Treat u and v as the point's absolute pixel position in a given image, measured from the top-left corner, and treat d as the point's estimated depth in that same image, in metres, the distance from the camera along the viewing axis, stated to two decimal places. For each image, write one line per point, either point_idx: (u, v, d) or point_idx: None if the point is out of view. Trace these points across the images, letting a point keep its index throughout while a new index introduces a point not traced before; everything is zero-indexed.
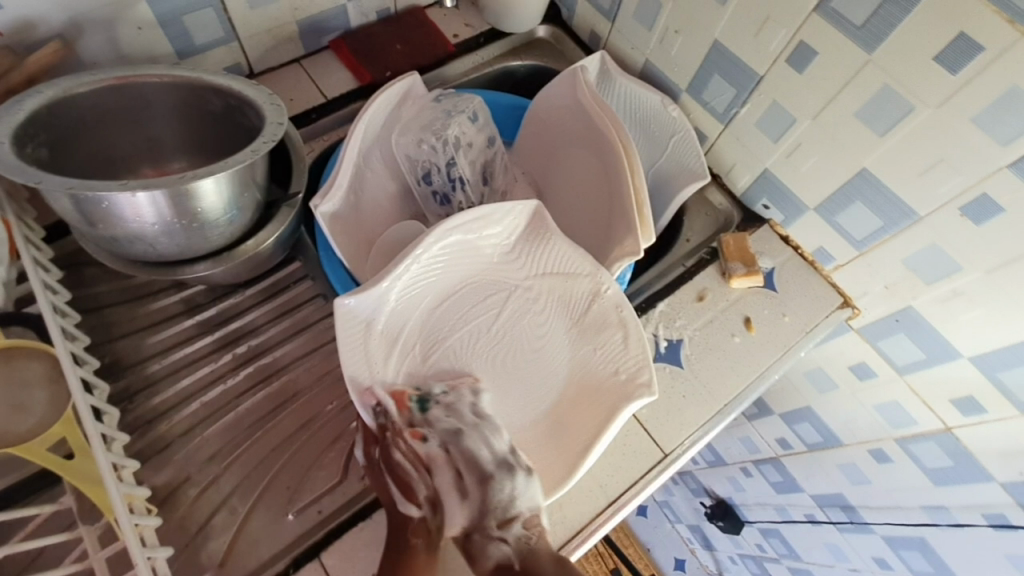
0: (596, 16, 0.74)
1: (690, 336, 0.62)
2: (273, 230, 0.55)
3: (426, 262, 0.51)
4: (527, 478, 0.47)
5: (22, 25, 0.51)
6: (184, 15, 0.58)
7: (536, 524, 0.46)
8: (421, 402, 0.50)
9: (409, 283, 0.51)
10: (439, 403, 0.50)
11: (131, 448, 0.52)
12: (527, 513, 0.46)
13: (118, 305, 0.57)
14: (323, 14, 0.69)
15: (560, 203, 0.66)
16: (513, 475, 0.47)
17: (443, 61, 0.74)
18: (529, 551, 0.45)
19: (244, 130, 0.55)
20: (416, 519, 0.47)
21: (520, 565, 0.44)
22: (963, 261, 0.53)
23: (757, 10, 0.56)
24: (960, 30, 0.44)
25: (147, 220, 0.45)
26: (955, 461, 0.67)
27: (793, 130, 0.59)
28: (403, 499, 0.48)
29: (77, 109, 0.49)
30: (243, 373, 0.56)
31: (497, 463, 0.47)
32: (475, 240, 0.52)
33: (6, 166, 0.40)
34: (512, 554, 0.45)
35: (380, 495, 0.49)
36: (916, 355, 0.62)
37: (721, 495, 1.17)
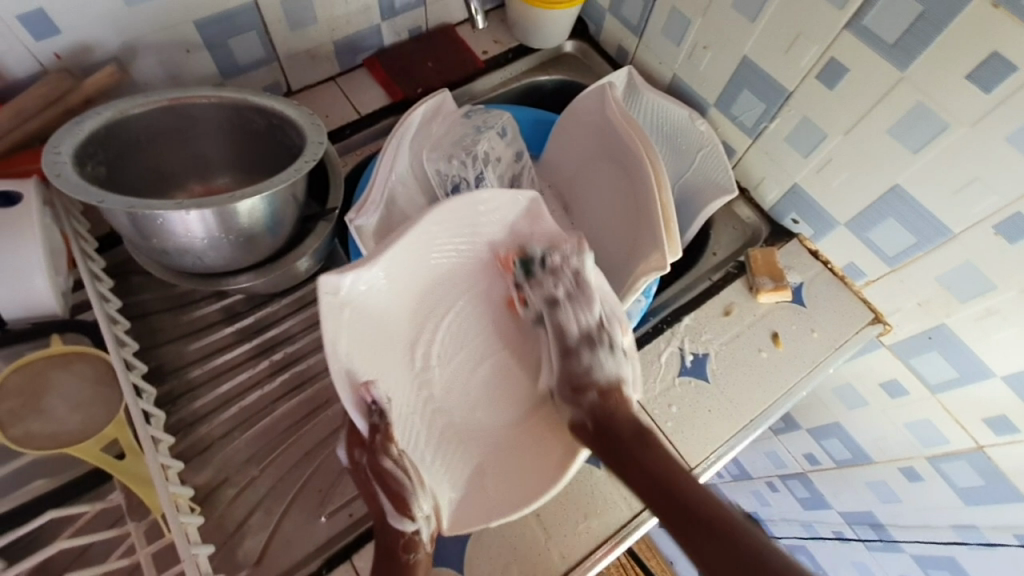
0: (624, 32, 0.75)
1: (716, 350, 0.62)
2: (311, 244, 0.58)
3: (416, 247, 0.49)
4: (609, 354, 0.51)
5: (82, 49, 0.54)
6: (229, 38, 0.61)
7: (612, 394, 0.50)
8: (525, 264, 0.54)
9: (398, 272, 0.50)
10: (541, 267, 0.53)
11: (175, 449, 0.54)
12: (603, 384, 0.50)
13: (162, 312, 0.60)
14: (358, 34, 0.71)
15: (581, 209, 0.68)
16: (594, 350, 0.51)
17: (472, 77, 0.76)
18: (603, 414, 0.49)
19: (285, 148, 0.57)
20: (410, 534, 0.46)
21: (592, 425, 0.49)
22: (997, 279, 0.52)
23: (787, 27, 0.56)
24: (994, 50, 0.44)
25: (196, 235, 0.48)
26: (987, 481, 0.65)
27: (824, 145, 0.59)
28: (395, 512, 0.46)
29: (131, 128, 0.52)
30: (279, 379, 0.59)
31: (581, 338, 0.52)
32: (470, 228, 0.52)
33: (71, 185, 0.43)
34: (585, 416, 0.50)
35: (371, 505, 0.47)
36: (948, 373, 0.61)
37: (746, 509, 1.15)
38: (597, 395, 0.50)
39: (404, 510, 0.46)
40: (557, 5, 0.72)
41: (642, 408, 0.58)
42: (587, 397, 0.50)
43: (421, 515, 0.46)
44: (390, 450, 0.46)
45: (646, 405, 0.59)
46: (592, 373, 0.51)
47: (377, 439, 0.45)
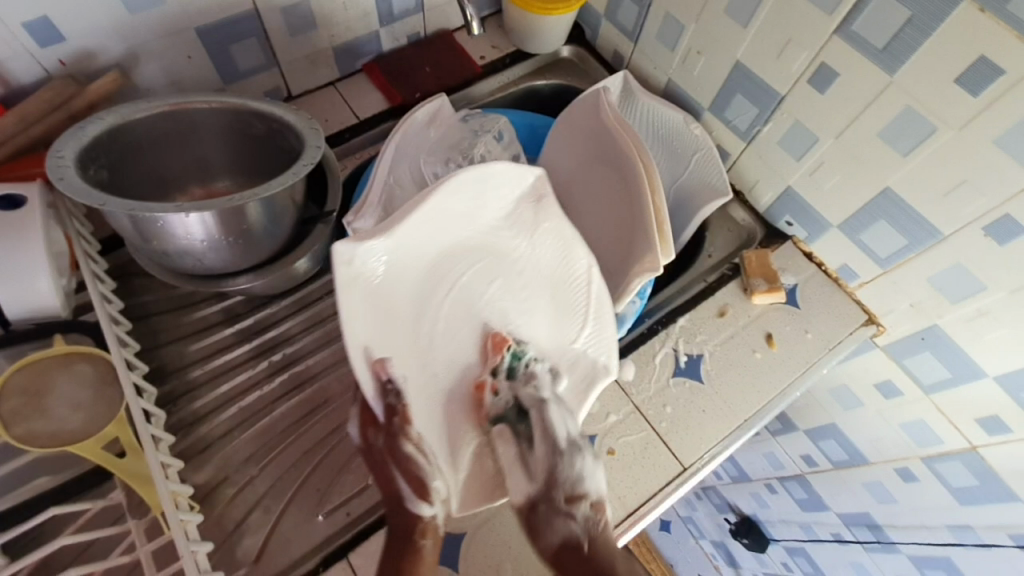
0: (619, 37, 0.76)
1: (711, 351, 0.62)
2: (309, 247, 0.59)
3: (426, 218, 0.48)
4: (593, 462, 0.50)
5: (85, 55, 0.55)
6: (231, 44, 0.63)
7: (602, 508, 0.48)
8: (515, 354, 0.53)
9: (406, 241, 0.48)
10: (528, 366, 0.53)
11: (175, 449, 0.55)
12: (594, 496, 0.49)
13: (164, 313, 0.61)
14: (357, 40, 0.72)
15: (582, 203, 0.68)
16: (582, 454, 0.50)
17: (470, 82, 0.77)
18: (597, 533, 0.47)
19: (285, 152, 0.58)
20: (427, 518, 0.46)
21: (588, 545, 0.46)
22: (988, 281, 0.52)
23: (778, 32, 0.57)
24: (980, 54, 0.45)
25: (196, 237, 0.49)
26: (981, 481, 0.65)
27: (816, 148, 0.59)
28: (414, 498, 0.46)
29: (133, 133, 0.53)
30: (278, 380, 0.60)
31: (569, 442, 0.50)
32: (479, 202, 0.51)
33: (74, 188, 0.44)
34: (580, 533, 0.47)
35: (387, 493, 0.47)
36: (941, 374, 0.61)
37: (745, 511, 1.15)
38: (589, 508, 0.48)
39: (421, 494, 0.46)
40: (553, 11, 0.73)
41: (637, 408, 0.59)
42: (581, 509, 0.48)
43: (438, 501, 0.47)
44: (409, 433, 0.46)
45: (641, 406, 0.59)
46: (584, 483, 0.49)
47: (396, 423, 0.46)
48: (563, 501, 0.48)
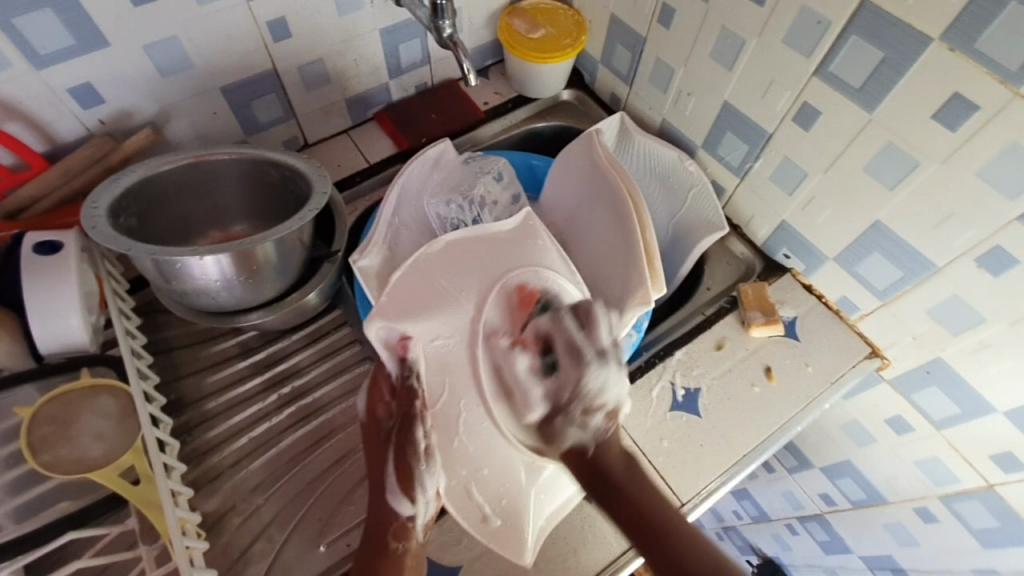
0: (616, 81, 0.80)
1: (708, 385, 0.62)
2: (317, 284, 0.62)
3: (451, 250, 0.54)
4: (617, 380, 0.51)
5: (123, 115, 0.62)
6: (253, 101, 0.69)
7: (616, 418, 0.51)
8: (541, 307, 0.52)
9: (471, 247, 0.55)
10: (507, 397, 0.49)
11: (188, 477, 0.58)
12: (611, 406, 0.51)
13: (185, 347, 0.65)
14: (369, 92, 0.78)
15: (581, 245, 0.69)
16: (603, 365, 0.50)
17: (474, 126, 0.82)
18: (603, 443, 0.51)
19: (297, 197, 0.63)
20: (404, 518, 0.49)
21: (593, 450, 0.50)
22: (985, 312, 0.51)
23: (761, 76, 0.59)
24: (955, 91, 0.45)
25: (212, 277, 0.53)
26: (1002, 523, 0.63)
27: (807, 183, 0.60)
28: (398, 492, 0.50)
29: (161, 183, 0.59)
30: (287, 412, 0.62)
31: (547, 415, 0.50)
32: (455, 263, 0.53)
33: (105, 237, 0.49)
34: (587, 441, 0.50)
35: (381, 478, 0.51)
36: (950, 409, 0.60)
37: (769, 553, 1.13)
38: (604, 418, 0.51)
39: (405, 490, 0.50)
40: (550, 59, 0.76)
41: (633, 441, 0.59)
42: (597, 419, 0.51)
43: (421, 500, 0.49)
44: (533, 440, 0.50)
45: (638, 440, 0.59)
46: (603, 396, 0.50)
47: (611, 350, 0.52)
48: (579, 411, 0.50)
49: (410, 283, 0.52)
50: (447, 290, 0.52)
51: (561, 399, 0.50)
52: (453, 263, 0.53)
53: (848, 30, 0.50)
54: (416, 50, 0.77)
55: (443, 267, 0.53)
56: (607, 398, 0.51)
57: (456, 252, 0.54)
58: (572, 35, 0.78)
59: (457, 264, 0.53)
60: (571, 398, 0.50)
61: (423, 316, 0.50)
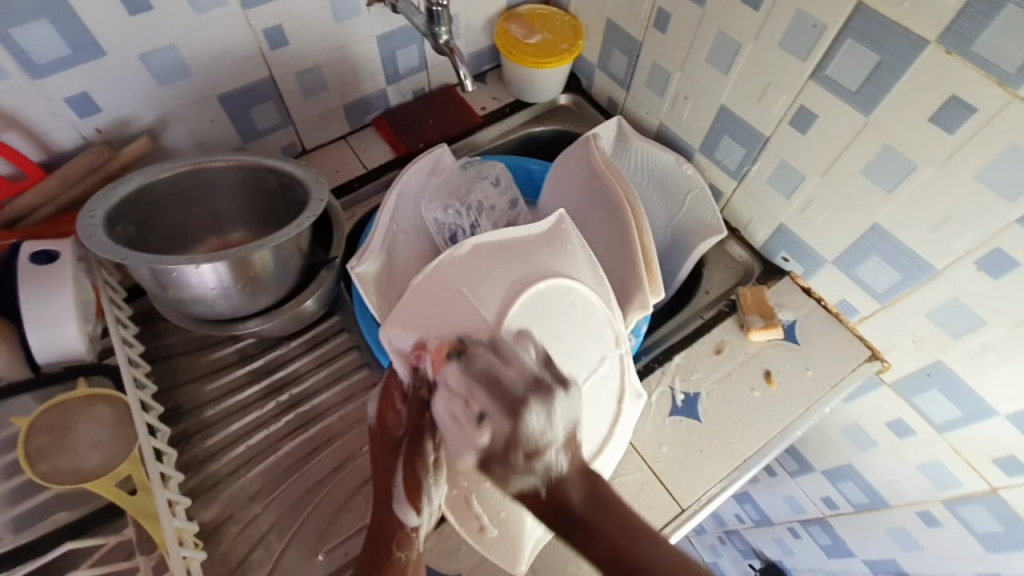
0: (613, 85, 0.80)
1: (707, 389, 0.62)
2: (314, 291, 0.62)
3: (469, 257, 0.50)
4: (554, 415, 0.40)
5: (120, 123, 0.62)
6: (250, 108, 0.69)
7: (575, 444, 0.41)
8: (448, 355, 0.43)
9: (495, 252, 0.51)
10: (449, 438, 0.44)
11: (186, 485, 0.58)
12: (562, 441, 0.40)
13: (183, 355, 0.65)
14: (366, 97, 0.78)
15: None
16: (541, 404, 0.40)
17: (471, 131, 0.82)
18: (561, 483, 0.40)
19: (295, 204, 0.63)
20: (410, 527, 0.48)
21: (548, 496, 0.39)
22: (985, 314, 0.51)
23: (758, 79, 0.59)
24: (952, 93, 0.45)
25: (209, 285, 0.53)
26: (1007, 527, 0.63)
27: (804, 186, 0.60)
28: (404, 500, 0.48)
29: (158, 191, 0.59)
30: (285, 419, 0.62)
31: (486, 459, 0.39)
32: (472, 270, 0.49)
33: (101, 246, 0.49)
34: (540, 487, 0.39)
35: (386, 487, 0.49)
36: (952, 412, 0.59)
37: (771, 557, 1.12)
38: (558, 454, 0.40)
39: (412, 500, 0.47)
40: (547, 64, 0.76)
41: (633, 447, 0.59)
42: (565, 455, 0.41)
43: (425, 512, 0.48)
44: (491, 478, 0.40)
45: (637, 445, 0.59)
46: (546, 440, 0.39)
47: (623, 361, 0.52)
48: (520, 460, 0.39)
49: (425, 291, 0.49)
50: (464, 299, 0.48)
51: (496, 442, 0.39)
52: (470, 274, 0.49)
53: (843, 33, 0.50)
54: (413, 56, 0.77)
55: (464, 274, 0.49)
56: (558, 435, 0.40)
57: (479, 258, 0.50)
58: (568, 40, 0.78)
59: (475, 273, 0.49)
60: (509, 445, 0.39)
61: (441, 324, 0.47)
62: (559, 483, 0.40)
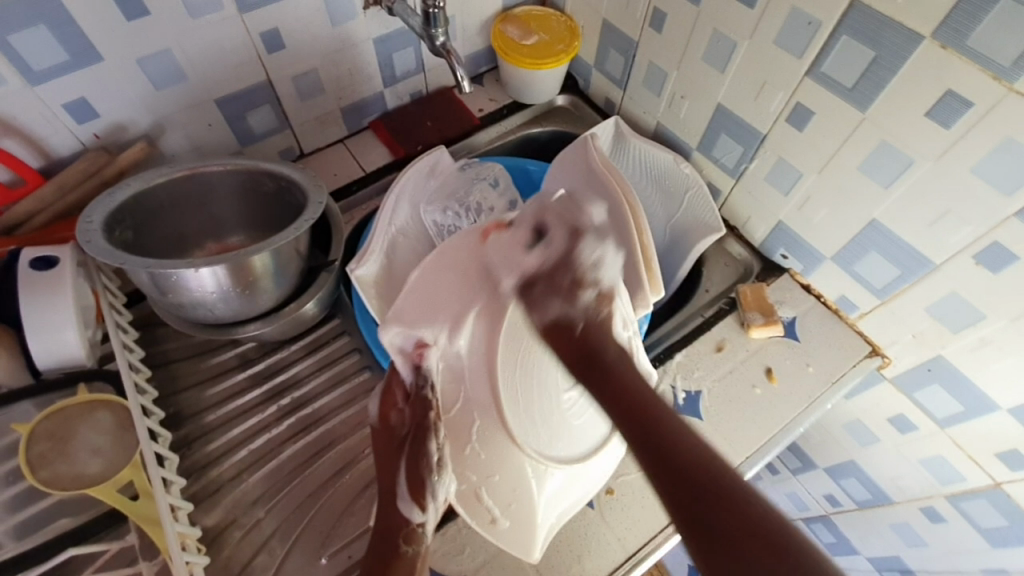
0: (609, 85, 0.80)
1: (709, 387, 0.62)
2: (314, 295, 0.62)
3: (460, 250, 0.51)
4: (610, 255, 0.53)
5: (118, 129, 0.62)
6: (248, 112, 0.69)
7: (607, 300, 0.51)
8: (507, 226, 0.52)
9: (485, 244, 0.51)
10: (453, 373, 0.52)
11: (187, 491, 0.57)
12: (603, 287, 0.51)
13: (183, 360, 0.65)
14: (364, 100, 0.78)
15: None
16: (601, 244, 0.52)
17: (469, 133, 0.82)
18: (595, 318, 0.50)
19: (294, 207, 0.63)
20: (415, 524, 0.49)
21: (581, 328, 0.49)
22: (985, 308, 0.51)
23: (754, 77, 0.59)
24: (948, 88, 0.45)
25: (208, 289, 0.53)
26: (1011, 521, 0.63)
27: (802, 183, 0.60)
28: (408, 498, 0.50)
29: (157, 196, 0.59)
30: (286, 423, 0.62)
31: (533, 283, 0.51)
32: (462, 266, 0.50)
33: (99, 251, 0.49)
34: (575, 317, 0.50)
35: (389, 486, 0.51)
36: (954, 407, 0.59)
37: None
38: (594, 298, 0.51)
39: (417, 498, 0.50)
40: (544, 65, 0.77)
41: None
42: (586, 298, 0.50)
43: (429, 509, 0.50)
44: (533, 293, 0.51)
45: None
46: (598, 270, 0.52)
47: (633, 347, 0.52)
48: (566, 287, 0.51)
49: (423, 286, 0.50)
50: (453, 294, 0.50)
51: (546, 266, 0.51)
52: (467, 263, 0.51)
53: (838, 29, 0.50)
54: (409, 59, 0.78)
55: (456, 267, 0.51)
56: (602, 273, 0.52)
57: (471, 250, 0.51)
58: (564, 41, 0.78)
59: (474, 259, 0.51)
60: (557, 268, 0.51)
61: (434, 318, 0.50)
62: (597, 323, 0.50)
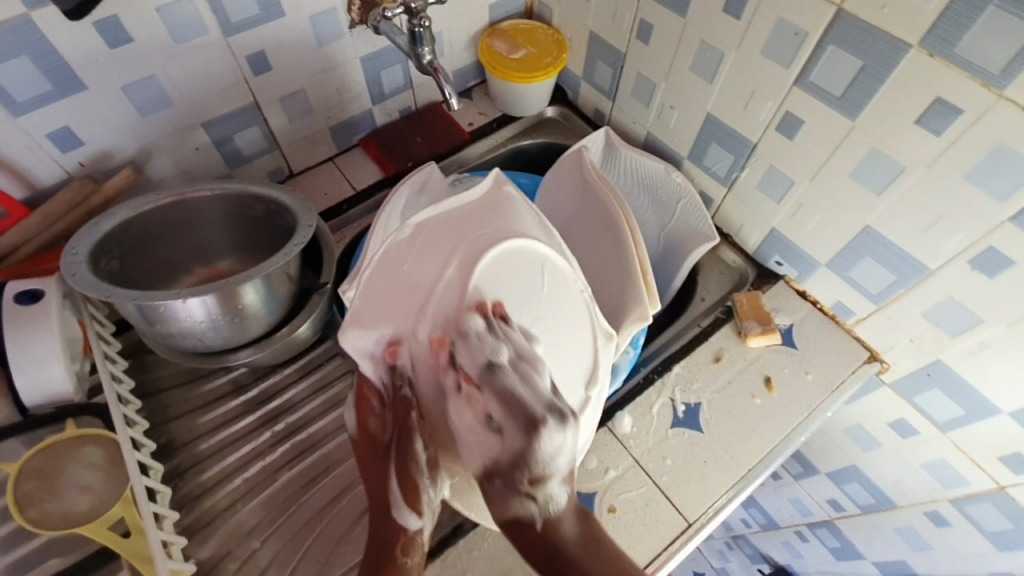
0: (598, 96, 0.80)
1: (708, 399, 0.61)
2: (306, 319, 0.62)
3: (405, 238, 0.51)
4: (563, 433, 0.43)
5: (103, 156, 0.61)
6: (236, 134, 0.68)
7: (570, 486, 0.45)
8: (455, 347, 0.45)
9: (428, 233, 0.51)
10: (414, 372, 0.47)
11: (180, 524, 0.56)
12: (564, 473, 0.44)
13: (174, 388, 0.64)
14: (352, 118, 0.77)
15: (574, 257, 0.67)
16: (561, 425, 0.43)
17: (459, 147, 0.81)
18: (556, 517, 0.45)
19: (284, 230, 0.62)
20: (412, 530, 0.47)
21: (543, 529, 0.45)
22: (983, 313, 0.51)
23: (742, 87, 0.59)
24: (936, 95, 0.45)
25: (197, 318, 0.52)
26: (1016, 524, 0.62)
27: (794, 191, 0.60)
28: (401, 506, 0.48)
29: (141, 223, 0.58)
30: (280, 450, 0.61)
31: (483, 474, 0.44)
32: (408, 258, 0.49)
33: (85, 284, 0.48)
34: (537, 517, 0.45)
35: (380, 494, 0.49)
36: (955, 412, 0.59)
37: (780, 561, 1.11)
38: (558, 487, 0.45)
39: (411, 504, 0.48)
40: (532, 78, 0.76)
41: (636, 462, 0.58)
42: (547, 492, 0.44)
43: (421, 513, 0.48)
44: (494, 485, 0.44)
45: (641, 459, 0.58)
46: (553, 465, 0.44)
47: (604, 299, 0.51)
48: (528, 484, 0.44)
49: (379, 286, 0.49)
50: (404, 286, 0.48)
51: (505, 462, 0.44)
52: (417, 260, 0.49)
53: (825, 39, 0.50)
54: (397, 76, 0.77)
55: (405, 258, 0.49)
56: (560, 465, 0.44)
57: (420, 239, 0.51)
58: (552, 54, 0.78)
59: (421, 251, 0.50)
60: (516, 462, 0.44)
61: (389, 318, 0.47)
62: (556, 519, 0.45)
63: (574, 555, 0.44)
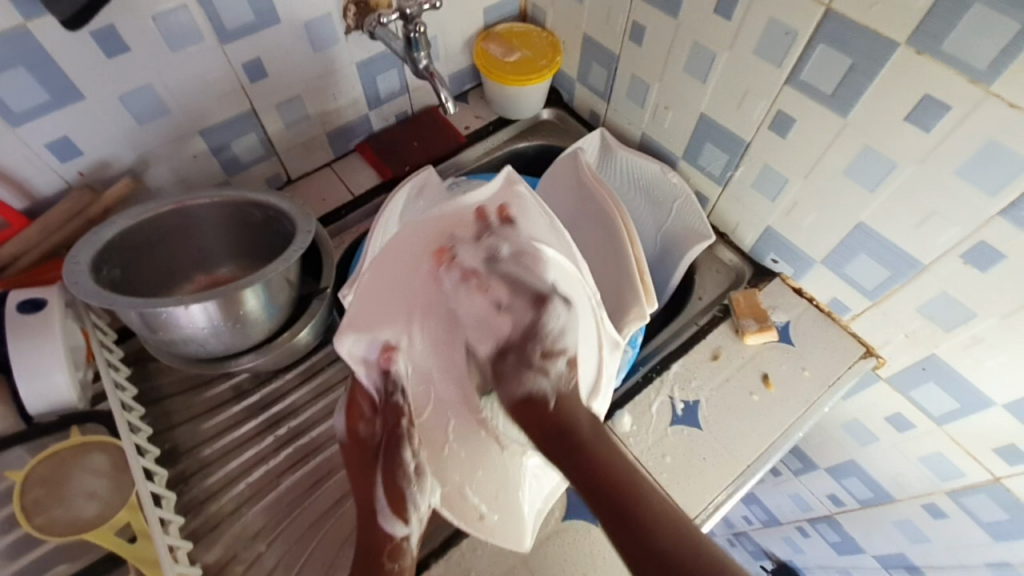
0: (594, 98, 0.81)
1: (707, 396, 0.62)
2: (305, 324, 0.62)
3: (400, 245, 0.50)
4: (569, 312, 0.50)
5: (102, 165, 0.61)
6: (234, 141, 0.69)
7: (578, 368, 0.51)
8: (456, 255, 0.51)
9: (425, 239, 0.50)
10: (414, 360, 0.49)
11: (187, 528, 0.57)
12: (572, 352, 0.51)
13: (175, 395, 0.64)
14: (349, 124, 0.78)
15: None
16: (566, 305, 0.50)
17: (456, 150, 0.82)
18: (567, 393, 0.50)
19: (282, 237, 0.63)
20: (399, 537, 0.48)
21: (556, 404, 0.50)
22: (976, 306, 0.51)
23: (734, 86, 0.60)
24: (925, 92, 0.46)
25: (199, 324, 0.53)
26: (1012, 515, 0.63)
27: (788, 189, 0.61)
28: (388, 513, 0.49)
29: (141, 232, 0.58)
30: (283, 454, 0.61)
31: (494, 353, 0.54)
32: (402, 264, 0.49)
33: (87, 292, 0.48)
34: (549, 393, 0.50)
35: (367, 501, 0.50)
36: (950, 405, 0.60)
37: (782, 557, 1.12)
38: (566, 365, 0.51)
39: (399, 511, 0.49)
40: (527, 81, 0.77)
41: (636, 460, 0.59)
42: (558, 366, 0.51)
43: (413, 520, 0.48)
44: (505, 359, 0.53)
45: (641, 457, 0.59)
46: (563, 339, 0.51)
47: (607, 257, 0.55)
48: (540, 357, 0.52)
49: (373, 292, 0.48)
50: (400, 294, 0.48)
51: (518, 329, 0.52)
52: None
53: (815, 39, 0.51)
54: (393, 81, 0.78)
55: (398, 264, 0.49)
56: (570, 341, 0.51)
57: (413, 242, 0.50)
58: (547, 56, 0.79)
59: None
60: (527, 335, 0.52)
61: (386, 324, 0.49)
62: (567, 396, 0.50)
63: (585, 438, 0.47)
